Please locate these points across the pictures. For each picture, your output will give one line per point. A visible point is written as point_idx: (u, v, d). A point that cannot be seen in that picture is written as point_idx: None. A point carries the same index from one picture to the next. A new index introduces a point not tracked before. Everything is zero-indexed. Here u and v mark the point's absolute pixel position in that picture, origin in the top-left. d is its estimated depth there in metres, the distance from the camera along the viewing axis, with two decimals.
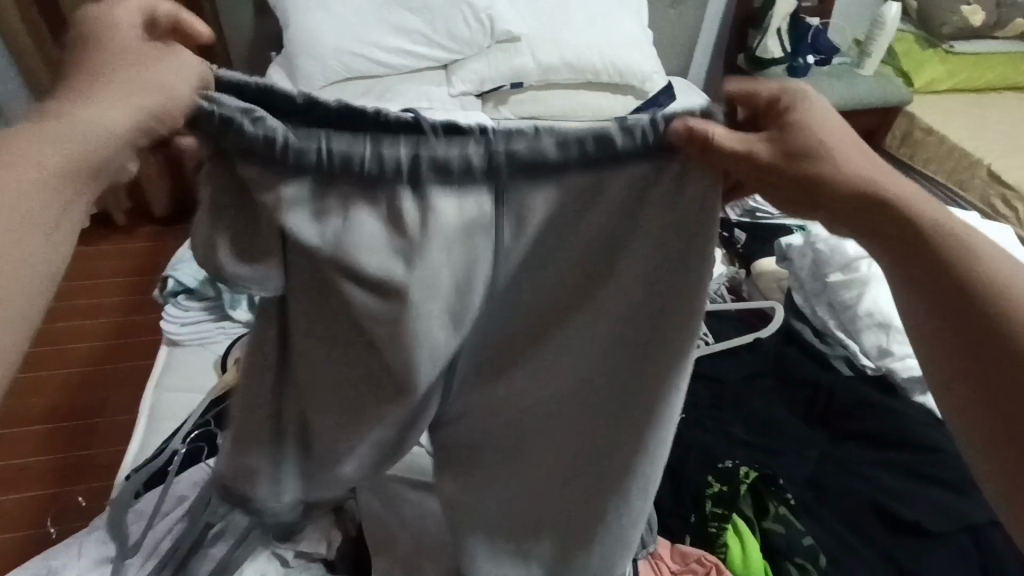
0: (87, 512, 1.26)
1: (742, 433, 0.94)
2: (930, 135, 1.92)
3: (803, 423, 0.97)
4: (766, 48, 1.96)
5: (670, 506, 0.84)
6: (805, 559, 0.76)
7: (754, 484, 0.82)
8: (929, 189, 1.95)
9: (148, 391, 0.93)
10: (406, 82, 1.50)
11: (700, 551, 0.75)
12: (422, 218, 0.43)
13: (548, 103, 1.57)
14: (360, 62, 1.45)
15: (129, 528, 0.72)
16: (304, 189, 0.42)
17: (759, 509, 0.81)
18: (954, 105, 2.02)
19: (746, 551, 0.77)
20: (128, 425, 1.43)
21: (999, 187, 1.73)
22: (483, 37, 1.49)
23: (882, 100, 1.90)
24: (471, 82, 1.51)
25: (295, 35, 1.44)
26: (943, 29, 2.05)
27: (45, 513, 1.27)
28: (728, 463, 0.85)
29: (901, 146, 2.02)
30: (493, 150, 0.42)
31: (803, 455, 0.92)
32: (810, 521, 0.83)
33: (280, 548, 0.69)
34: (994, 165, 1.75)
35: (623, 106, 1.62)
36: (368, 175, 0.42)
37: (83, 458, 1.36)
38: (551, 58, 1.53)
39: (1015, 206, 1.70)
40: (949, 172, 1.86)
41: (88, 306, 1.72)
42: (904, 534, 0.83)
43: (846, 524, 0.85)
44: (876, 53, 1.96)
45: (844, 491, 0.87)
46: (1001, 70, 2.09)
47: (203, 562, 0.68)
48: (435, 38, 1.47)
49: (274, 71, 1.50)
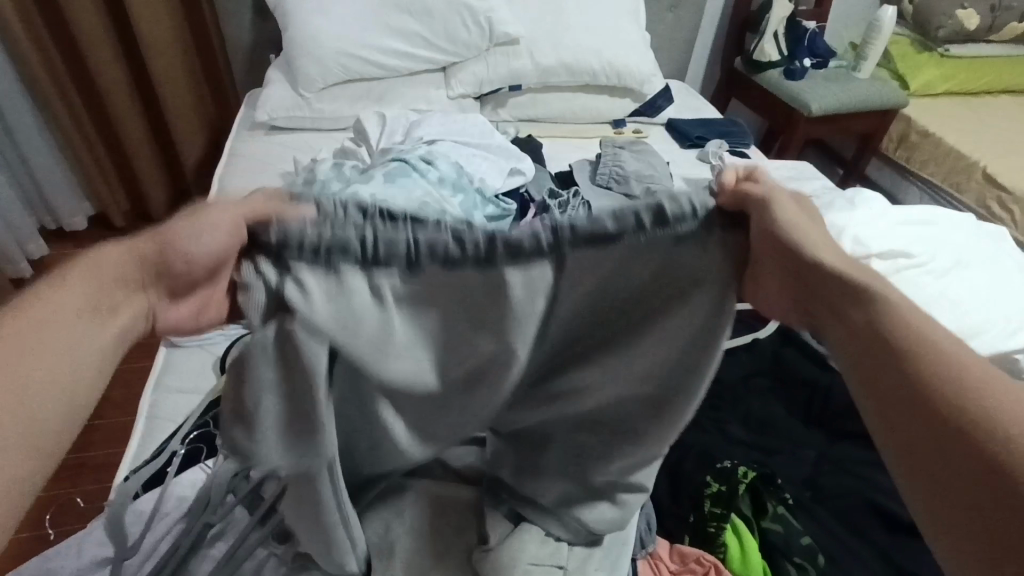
0: (86, 513, 1.25)
1: (740, 433, 0.94)
2: (926, 137, 1.93)
3: (801, 424, 0.97)
4: (763, 51, 1.99)
5: (670, 507, 0.84)
6: (803, 559, 0.76)
7: (752, 483, 0.83)
8: (925, 191, 1.96)
9: (147, 391, 0.93)
10: (405, 84, 1.50)
11: (699, 551, 0.73)
12: (510, 281, 0.46)
13: (547, 105, 1.59)
14: (359, 63, 1.45)
15: (129, 529, 0.71)
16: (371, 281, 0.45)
17: (757, 508, 0.81)
18: (949, 108, 2.03)
19: (745, 551, 0.75)
20: (126, 426, 1.43)
21: (995, 189, 1.74)
22: (482, 39, 1.49)
23: (878, 103, 1.92)
24: (470, 84, 1.52)
25: (296, 37, 1.44)
26: (938, 32, 2.05)
27: (43, 514, 1.26)
28: (726, 463, 0.86)
29: (898, 148, 2.04)
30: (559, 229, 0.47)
31: (800, 455, 0.92)
32: (808, 520, 0.83)
33: (280, 548, 0.68)
34: (990, 168, 1.75)
35: (621, 108, 1.64)
36: (442, 267, 0.45)
37: (81, 460, 1.36)
38: (550, 60, 1.54)
39: (1011, 208, 1.71)
40: (946, 174, 1.87)
41: None
42: (901, 533, 0.83)
43: (843, 523, 0.85)
44: (873, 56, 1.97)
45: (840, 489, 0.88)
46: (996, 74, 2.10)
47: (203, 561, 0.68)
48: (435, 41, 1.48)
49: (274, 73, 1.51)
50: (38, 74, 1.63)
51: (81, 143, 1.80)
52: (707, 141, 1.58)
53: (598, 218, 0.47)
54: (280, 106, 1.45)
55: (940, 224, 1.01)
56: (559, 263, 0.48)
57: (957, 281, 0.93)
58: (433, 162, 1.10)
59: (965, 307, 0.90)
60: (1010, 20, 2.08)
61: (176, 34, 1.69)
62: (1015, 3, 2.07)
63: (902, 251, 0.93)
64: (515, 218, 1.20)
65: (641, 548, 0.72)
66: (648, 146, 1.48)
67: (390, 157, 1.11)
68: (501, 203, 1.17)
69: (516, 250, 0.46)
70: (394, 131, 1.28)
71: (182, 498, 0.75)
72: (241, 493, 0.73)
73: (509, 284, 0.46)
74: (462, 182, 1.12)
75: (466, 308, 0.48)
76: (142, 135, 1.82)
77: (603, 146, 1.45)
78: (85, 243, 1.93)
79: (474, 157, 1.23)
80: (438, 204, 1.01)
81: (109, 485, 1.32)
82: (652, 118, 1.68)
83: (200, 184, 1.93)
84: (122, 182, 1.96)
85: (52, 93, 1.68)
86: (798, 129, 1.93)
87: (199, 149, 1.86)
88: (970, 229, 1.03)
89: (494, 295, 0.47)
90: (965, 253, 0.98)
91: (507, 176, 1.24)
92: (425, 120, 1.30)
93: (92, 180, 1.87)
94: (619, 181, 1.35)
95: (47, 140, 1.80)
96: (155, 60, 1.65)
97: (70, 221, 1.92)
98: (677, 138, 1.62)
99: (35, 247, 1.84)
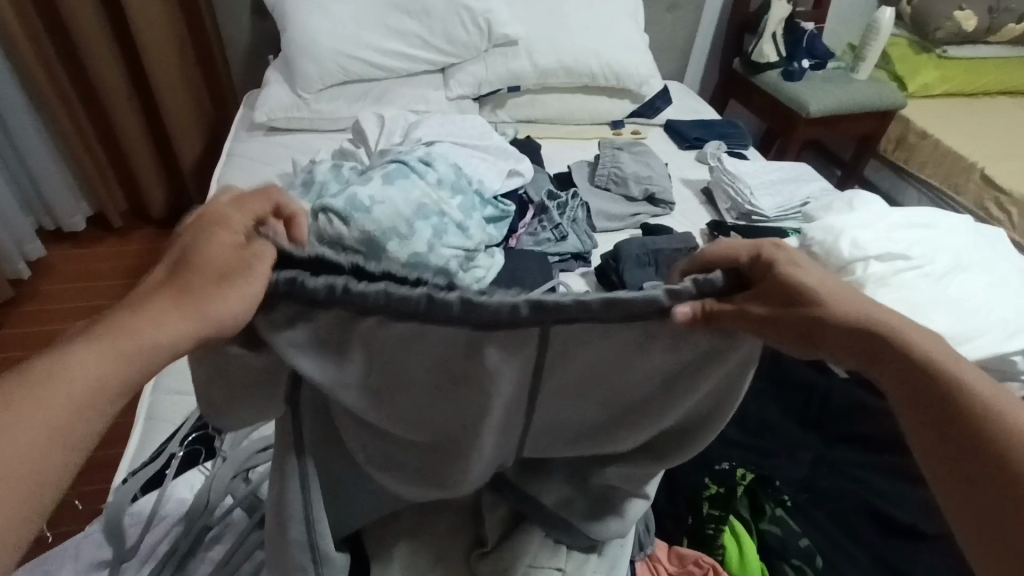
0: (85, 515, 1.25)
1: (737, 434, 0.94)
2: (924, 139, 1.93)
3: (799, 426, 0.97)
4: (761, 53, 1.99)
5: (669, 509, 0.83)
6: (801, 561, 0.77)
7: (749, 486, 0.83)
8: (923, 193, 1.96)
9: (146, 393, 0.92)
10: (404, 85, 1.50)
11: (696, 553, 0.73)
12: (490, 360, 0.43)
13: (545, 107, 1.59)
14: (357, 64, 1.45)
15: (127, 531, 0.71)
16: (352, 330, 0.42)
17: (755, 511, 0.81)
18: (947, 110, 2.03)
19: (743, 553, 0.75)
20: (125, 428, 1.43)
21: (993, 190, 1.74)
22: (481, 40, 1.49)
23: (876, 104, 1.92)
24: (469, 85, 1.52)
25: (294, 37, 1.44)
26: (936, 34, 2.05)
27: (42, 516, 1.26)
28: (724, 466, 0.86)
29: (896, 149, 2.04)
30: (542, 298, 0.40)
31: (797, 456, 0.93)
32: (805, 522, 0.83)
33: None
34: (988, 170, 1.75)
35: (620, 109, 1.64)
36: (415, 322, 0.41)
37: (78, 462, 1.35)
38: (548, 61, 1.54)
39: (1009, 210, 1.71)
40: (944, 176, 1.87)
41: (85, 308, 1.71)
42: (898, 535, 0.84)
43: (839, 524, 0.85)
44: (871, 58, 1.97)
45: (836, 492, 0.88)
46: (994, 75, 2.11)
47: (201, 564, 0.68)
48: (433, 42, 1.48)
49: (273, 74, 1.50)
50: (37, 75, 1.63)
51: (80, 144, 1.79)
52: (706, 142, 1.58)
53: (589, 296, 0.41)
54: (279, 107, 1.45)
55: (938, 226, 1.01)
56: (547, 334, 0.42)
57: (954, 283, 0.93)
58: (432, 163, 1.10)
59: (962, 308, 0.90)
60: (1008, 22, 2.08)
61: (174, 35, 1.68)
62: (1012, 5, 2.07)
63: (899, 253, 0.94)
64: (513, 220, 1.20)
65: (639, 550, 0.72)
66: (646, 148, 1.49)
67: (388, 158, 1.10)
68: (499, 204, 1.17)
69: (496, 317, 0.40)
70: (393, 132, 1.28)
71: (181, 500, 0.75)
72: (239, 496, 0.72)
73: (488, 348, 0.42)
74: (461, 183, 1.12)
75: (452, 368, 0.44)
76: (141, 136, 1.82)
77: (601, 147, 1.45)
78: (84, 243, 1.93)
79: (473, 158, 1.23)
80: (436, 206, 1.03)
81: (108, 486, 1.32)
82: (651, 119, 1.68)
83: (199, 185, 1.93)
84: (120, 182, 1.95)
85: (51, 93, 1.68)
86: (796, 131, 1.94)
87: (197, 149, 1.86)
88: (967, 231, 1.03)
89: (474, 354, 0.43)
90: (963, 255, 0.98)
91: (505, 177, 1.24)
92: (424, 121, 1.30)
93: (90, 180, 1.86)
94: (618, 182, 1.35)
95: (45, 140, 1.80)
96: (154, 60, 1.65)
97: (68, 222, 1.92)
98: (676, 140, 1.62)
99: (33, 248, 1.83)
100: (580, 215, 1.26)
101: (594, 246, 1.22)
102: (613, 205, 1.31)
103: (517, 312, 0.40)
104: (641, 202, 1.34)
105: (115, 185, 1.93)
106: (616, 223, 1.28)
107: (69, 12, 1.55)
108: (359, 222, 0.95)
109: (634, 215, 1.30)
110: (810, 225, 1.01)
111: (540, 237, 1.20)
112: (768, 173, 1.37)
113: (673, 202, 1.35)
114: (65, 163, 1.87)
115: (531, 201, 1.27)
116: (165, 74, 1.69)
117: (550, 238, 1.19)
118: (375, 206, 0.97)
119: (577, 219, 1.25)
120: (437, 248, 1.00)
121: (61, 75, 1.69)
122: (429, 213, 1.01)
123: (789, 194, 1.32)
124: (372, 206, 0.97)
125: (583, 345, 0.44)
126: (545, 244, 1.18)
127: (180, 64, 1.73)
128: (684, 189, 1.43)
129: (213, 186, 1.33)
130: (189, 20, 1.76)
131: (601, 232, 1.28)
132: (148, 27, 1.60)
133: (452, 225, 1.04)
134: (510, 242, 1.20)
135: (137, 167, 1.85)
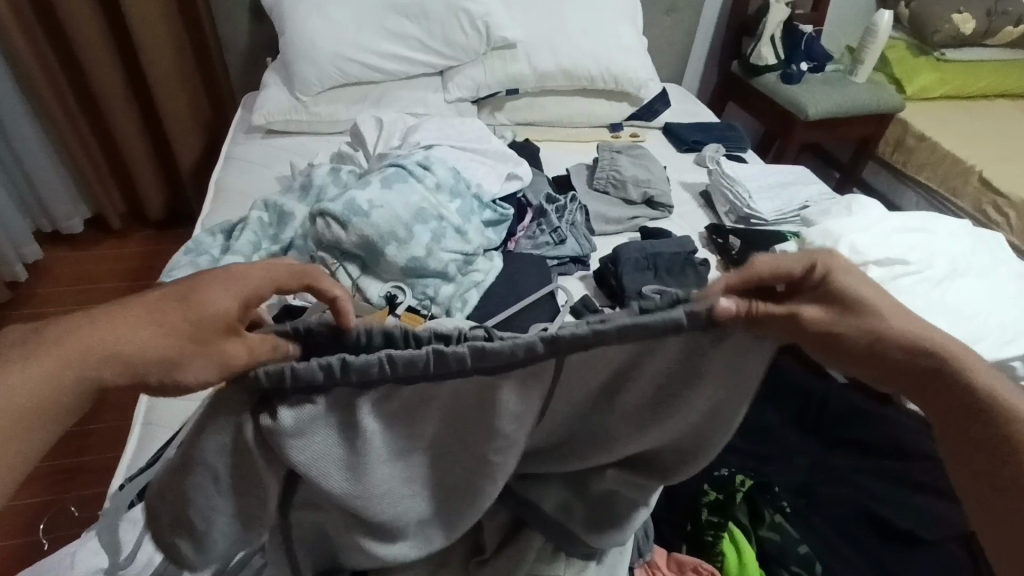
0: (81, 521, 1.24)
1: (736, 439, 0.94)
2: (923, 142, 1.93)
3: (798, 431, 0.97)
4: (760, 56, 1.99)
5: (667, 515, 0.84)
6: (799, 567, 0.77)
7: (749, 492, 0.83)
8: (921, 195, 1.97)
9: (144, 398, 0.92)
10: (403, 88, 1.50)
11: (696, 561, 0.72)
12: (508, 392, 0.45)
13: (544, 110, 1.59)
14: (356, 67, 1.45)
15: (124, 538, 0.71)
16: (358, 399, 0.43)
17: (755, 517, 0.81)
18: (946, 113, 2.03)
19: (743, 560, 0.74)
20: (121, 432, 1.42)
21: (991, 194, 1.75)
22: (479, 43, 1.49)
23: (874, 107, 1.92)
24: (468, 88, 1.52)
25: (293, 40, 1.44)
26: (934, 37, 2.06)
27: (39, 521, 1.25)
28: (723, 472, 0.86)
29: (894, 152, 2.05)
30: (555, 333, 0.44)
31: (796, 461, 0.93)
32: (805, 528, 0.82)
33: None
34: (986, 173, 1.76)
35: (618, 112, 1.64)
36: (427, 379, 0.43)
37: (74, 466, 1.35)
38: (547, 64, 1.54)
39: (1007, 213, 1.72)
40: (941, 179, 1.88)
41: None
42: (896, 541, 0.84)
43: (837, 529, 0.84)
44: (869, 61, 1.97)
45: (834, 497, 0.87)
46: (991, 78, 2.11)
47: None
48: (432, 45, 1.47)
49: (271, 76, 1.50)
50: (36, 78, 1.63)
51: (77, 146, 1.79)
52: (704, 145, 1.58)
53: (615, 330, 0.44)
54: (278, 109, 1.45)
55: (937, 230, 1.01)
56: (559, 365, 0.45)
57: (952, 288, 0.94)
58: (431, 167, 1.09)
59: (960, 313, 0.90)
60: (1006, 25, 2.08)
61: (172, 37, 1.68)
62: (1010, 8, 2.08)
63: (898, 259, 0.94)
64: (512, 223, 1.20)
65: (639, 557, 0.72)
66: (645, 151, 1.48)
67: (387, 162, 1.10)
68: (498, 207, 1.17)
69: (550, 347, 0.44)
70: (391, 135, 1.28)
71: None
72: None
73: (501, 391, 0.44)
74: (459, 187, 1.12)
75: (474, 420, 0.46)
76: (140, 139, 1.82)
77: (600, 150, 1.45)
78: (81, 246, 1.93)
79: (471, 161, 1.23)
80: (434, 210, 1.03)
81: (104, 490, 1.32)
82: (649, 122, 1.68)
83: (198, 187, 1.93)
84: (118, 185, 1.95)
85: (49, 97, 1.68)
86: (794, 134, 1.94)
87: (195, 152, 1.86)
88: (965, 236, 1.03)
89: (487, 398, 0.45)
90: (961, 260, 0.98)
91: (504, 181, 1.24)
92: (423, 124, 1.30)
93: (88, 182, 1.86)
94: (617, 185, 1.35)
95: (43, 142, 1.80)
96: (152, 64, 1.65)
97: (66, 225, 1.91)
98: (675, 143, 1.62)
99: (31, 251, 1.82)
100: (579, 218, 1.26)
101: (593, 250, 1.22)
102: (612, 209, 1.31)
103: (531, 350, 0.43)
104: (640, 206, 1.34)
105: (113, 187, 1.92)
106: (615, 227, 1.28)
107: (67, 15, 1.55)
108: (358, 226, 0.95)
109: (633, 218, 1.30)
110: (809, 229, 1.00)
111: (538, 241, 1.20)
112: (767, 177, 1.37)
113: (672, 205, 1.35)
114: (63, 165, 1.86)
115: (530, 203, 1.27)
116: (163, 77, 1.69)
117: (548, 241, 1.19)
118: (373, 210, 0.96)
119: (576, 223, 1.25)
120: (436, 251, 0.99)
121: (58, 77, 1.68)
122: (428, 218, 1.01)
123: (788, 198, 1.32)
124: (370, 210, 0.96)
125: (593, 368, 0.46)
126: (544, 248, 1.18)
127: (179, 67, 1.73)
128: (683, 193, 1.43)
129: (211, 188, 1.32)
130: (187, 22, 1.75)
131: (600, 236, 1.28)
132: (147, 31, 1.60)
133: (450, 229, 1.04)
134: (509, 245, 1.20)
135: (135, 170, 1.85)
